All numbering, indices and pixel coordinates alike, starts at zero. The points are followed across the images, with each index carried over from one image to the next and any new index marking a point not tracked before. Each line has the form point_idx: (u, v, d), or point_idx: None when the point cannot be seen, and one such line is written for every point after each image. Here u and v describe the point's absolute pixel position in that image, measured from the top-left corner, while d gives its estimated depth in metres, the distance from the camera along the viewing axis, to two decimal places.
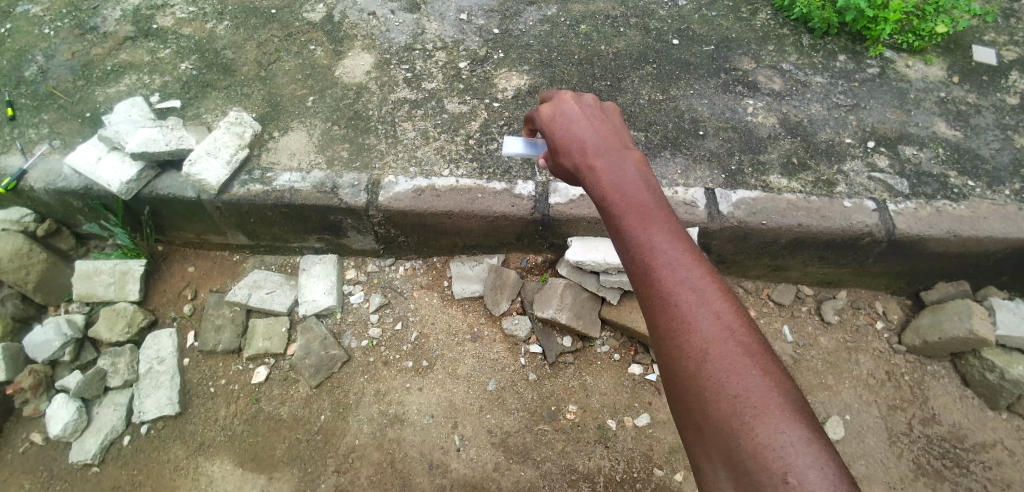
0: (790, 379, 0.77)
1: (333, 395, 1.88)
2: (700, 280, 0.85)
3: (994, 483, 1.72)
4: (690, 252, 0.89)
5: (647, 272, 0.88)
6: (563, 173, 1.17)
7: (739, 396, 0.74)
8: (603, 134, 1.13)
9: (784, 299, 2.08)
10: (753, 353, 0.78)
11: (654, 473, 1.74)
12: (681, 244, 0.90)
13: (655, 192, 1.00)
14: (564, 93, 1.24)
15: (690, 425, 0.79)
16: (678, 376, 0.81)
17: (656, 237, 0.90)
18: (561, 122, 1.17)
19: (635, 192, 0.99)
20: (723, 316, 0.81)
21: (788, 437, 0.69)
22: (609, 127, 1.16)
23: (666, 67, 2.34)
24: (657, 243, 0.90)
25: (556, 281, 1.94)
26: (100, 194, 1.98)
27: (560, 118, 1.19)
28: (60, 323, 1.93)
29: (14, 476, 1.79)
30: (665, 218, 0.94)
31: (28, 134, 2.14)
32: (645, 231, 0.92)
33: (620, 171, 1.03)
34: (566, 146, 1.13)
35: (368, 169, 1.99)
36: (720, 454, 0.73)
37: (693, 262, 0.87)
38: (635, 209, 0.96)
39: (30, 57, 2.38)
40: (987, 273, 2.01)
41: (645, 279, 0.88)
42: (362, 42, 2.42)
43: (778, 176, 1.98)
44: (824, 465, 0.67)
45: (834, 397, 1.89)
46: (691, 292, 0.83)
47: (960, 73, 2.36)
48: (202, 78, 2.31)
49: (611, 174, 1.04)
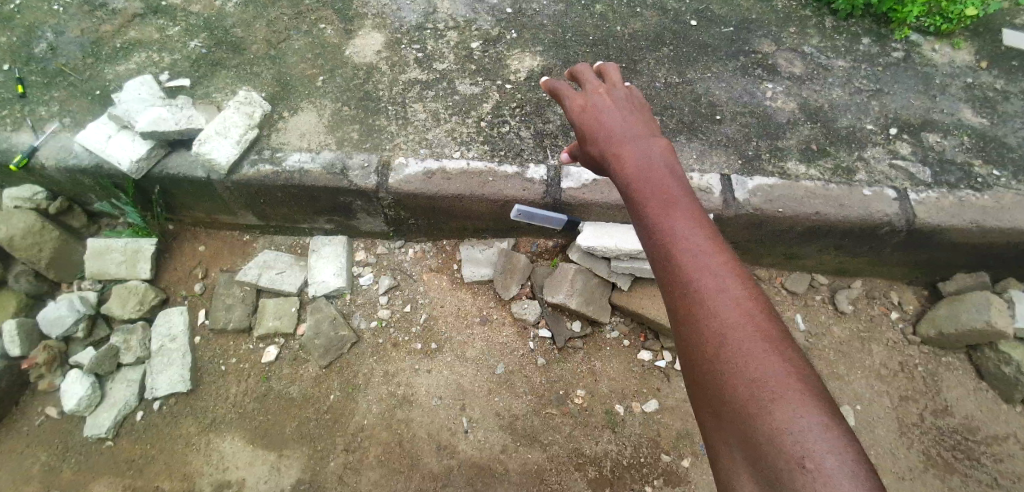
0: (811, 367, 0.75)
1: (342, 375, 1.89)
2: (721, 265, 0.83)
3: (1007, 476, 1.71)
4: (712, 238, 0.87)
5: (667, 257, 0.86)
6: (589, 162, 1.17)
7: (757, 379, 0.72)
8: (633, 124, 1.13)
9: (797, 288, 2.05)
10: (774, 339, 0.76)
11: (662, 459, 1.74)
12: (703, 230, 0.88)
13: (680, 179, 0.99)
14: (596, 86, 1.25)
15: (706, 409, 0.78)
16: (696, 360, 0.79)
17: (679, 223, 0.89)
18: (590, 113, 1.18)
19: (660, 179, 0.98)
20: (743, 301, 0.80)
21: (806, 422, 0.67)
22: (638, 118, 1.16)
23: (683, 50, 2.28)
24: (679, 228, 0.88)
25: (567, 266, 1.92)
26: (111, 172, 1.98)
27: (589, 110, 1.19)
28: (73, 299, 1.94)
29: (31, 449, 1.82)
30: (688, 205, 0.93)
31: (39, 111, 2.13)
32: (667, 217, 0.90)
33: (647, 159, 1.02)
34: (593, 135, 1.14)
35: (379, 149, 1.97)
36: (736, 438, 0.72)
37: (715, 249, 0.85)
38: (658, 195, 0.95)
39: (40, 34, 2.37)
40: (1007, 265, 1.97)
41: (665, 263, 0.87)
42: (373, 20, 2.38)
43: (796, 162, 1.94)
44: (843, 451, 0.65)
45: (845, 387, 1.87)
46: (711, 277, 0.82)
47: (987, 58, 2.28)
48: (212, 56, 2.29)
49: (637, 161, 1.03)
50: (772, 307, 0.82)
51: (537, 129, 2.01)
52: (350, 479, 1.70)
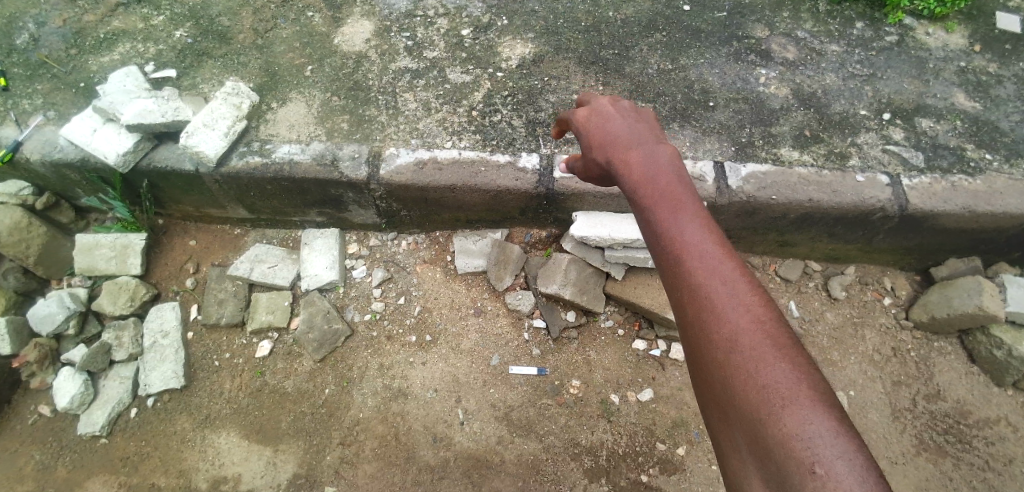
0: (820, 372, 0.75)
1: (337, 368, 1.88)
2: (729, 271, 0.82)
3: (997, 459, 1.73)
4: (721, 243, 0.86)
5: (674, 263, 0.85)
6: (595, 169, 1.16)
7: (766, 386, 0.72)
8: (639, 130, 1.12)
9: (791, 275, 2.05)
10: (784, 346, 0.75)
11: (657, 448, 1.75)
12: (711, 235, 0.87)
13: (686, 184, 0.97)
14: (602, 96, 1.23)
15: (716, 413, 0.78)
16: (706, 366, 0.79)
17: (685, 227, 0.88)
18: (595, 120, 1.17)
19: (666, 184, 0.96)
20: (751, 306, 0.79)
21: (816, 428, 0.67)
22: (645, 123, 1.15)
23: (676, 35, 2.25)
24: (686, 232, 0.87)
25: (560, 256, 1.90)
26: (97, 166, 1.94)
27: (596, 116, 1.18)
28: (62, 296, 1.92)
29: (26, 446, 1.82)
30: (695, 209, 0.91)
31: (21, 105, 2.09)
32: (674, 221, 0.89)
33: (653, 163, 1.01)
34: (599, 142, 1.13)
35: (369, 140, 1.94)
36: (747, 440, 0.72)
37: (723, 253, 0.84)
38: (664, 198, 0.94)
39: (21, 24, 2.31)
40: (1000, 249, 1.97)
41: (672, 269, 0.86)
42: (361, 8, 2.33)
43: (790, 148, 1.93)
44: (855, 459, 0.64)
45: (838, 373, 1.88)
46: (720, 282, 0.81)
47: (981, 41, 2.27)
48: (197, 46, 2.24)
49: (643, 166, 1.01)
50: (780, 310, 0.81)
51: (529, 117, 1.99)
52: (346, 472, 1.71)
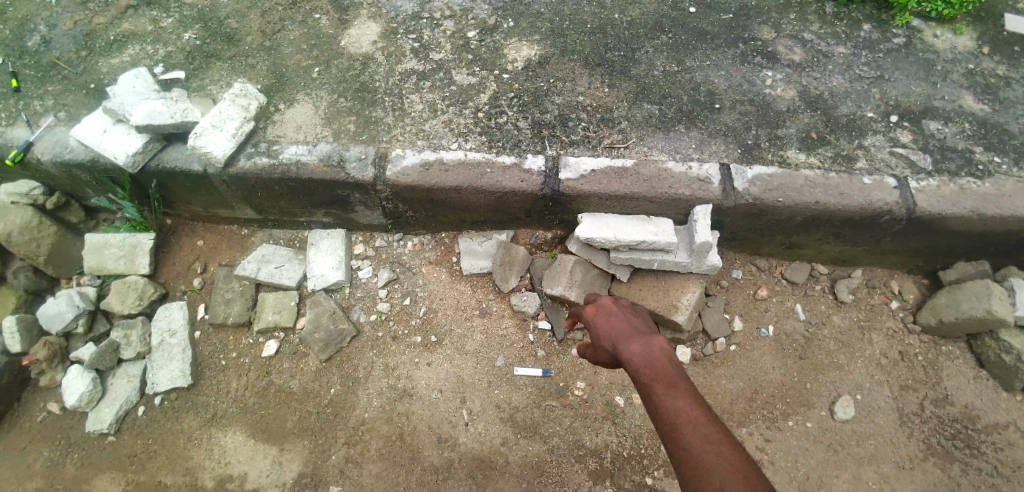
0: None
1: (343, 368, 1.89)
2: (720, 446, 0.93)
3: (1006, 464, 1.71)
4: (709, 415, 1.00)
5: (674, 445, 0.97)
6: (604, 359, 1.32)
7: None
8: (635, 323, 1.31)
9: (797, 278, 2.04)
10: None
11: (662, 450, 1.74)
12: (698, 407, 1.01)
13: (677, 364, 1.14)
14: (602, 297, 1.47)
15: None
16: None
17: (676, 403, 1.03)
18: (596, 315, 1.38)
19: (660, 365, 1.14)
20: (745, 478, 0.87)
21: None
22: (638, 315, 1.36)
23: (682, 37, 2.25)
24: (677, 408, 1.02)
25: (566, 257, 1.90)
26: (107, 167, 1.96)
27: (596, 312, 1.39)
28: (71, 295, 1.94)
29: (35, 443, 1.84)
30: (683, 383, 1.08)
31: (33, 106, 2.11)
32: (665, 397, 1.05)
33: (647, 346, 1.20)
34: (603, 335, 1.32)
35: (375, 142, 1.95)
36: None
37: (711, 425, 0.97)
38: (657, 375, 1.11)
39: (33, 26, 2.34)
40: (1009, 253, 1.96)
41: (673, 450, 0.97)
42: (368, 10, 2.35)
43: (796, 151, 1.92)
44: None
45: (845, 376, 1.87)
46: (714, 458, 0.91)
47: (990, 43, 2.25)
48: (206, 48, 2.26)
49: (640, 350, 1.20)
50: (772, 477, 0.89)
51: (535, 119, 2.00)
52: (351, 472, 1.71)
